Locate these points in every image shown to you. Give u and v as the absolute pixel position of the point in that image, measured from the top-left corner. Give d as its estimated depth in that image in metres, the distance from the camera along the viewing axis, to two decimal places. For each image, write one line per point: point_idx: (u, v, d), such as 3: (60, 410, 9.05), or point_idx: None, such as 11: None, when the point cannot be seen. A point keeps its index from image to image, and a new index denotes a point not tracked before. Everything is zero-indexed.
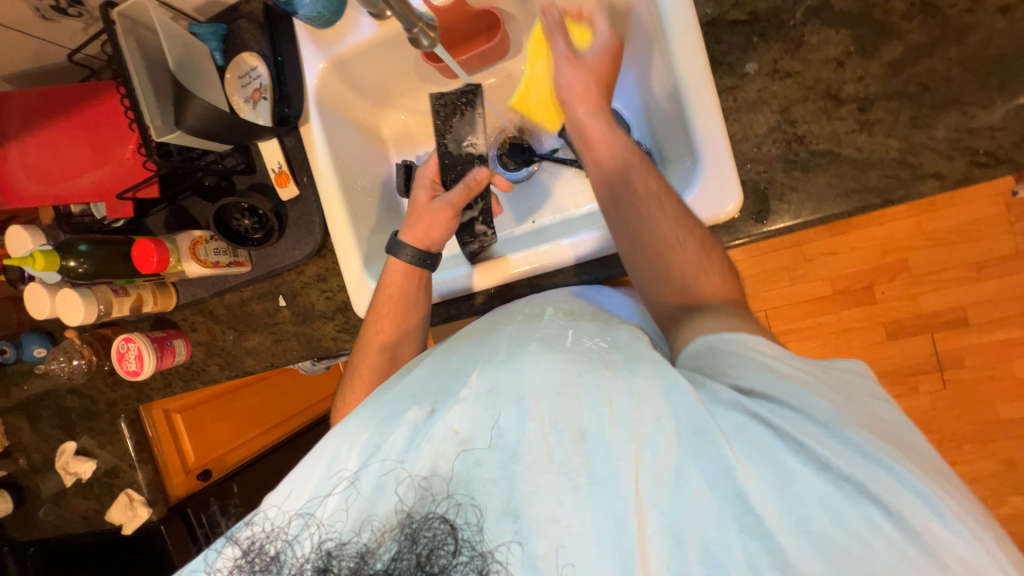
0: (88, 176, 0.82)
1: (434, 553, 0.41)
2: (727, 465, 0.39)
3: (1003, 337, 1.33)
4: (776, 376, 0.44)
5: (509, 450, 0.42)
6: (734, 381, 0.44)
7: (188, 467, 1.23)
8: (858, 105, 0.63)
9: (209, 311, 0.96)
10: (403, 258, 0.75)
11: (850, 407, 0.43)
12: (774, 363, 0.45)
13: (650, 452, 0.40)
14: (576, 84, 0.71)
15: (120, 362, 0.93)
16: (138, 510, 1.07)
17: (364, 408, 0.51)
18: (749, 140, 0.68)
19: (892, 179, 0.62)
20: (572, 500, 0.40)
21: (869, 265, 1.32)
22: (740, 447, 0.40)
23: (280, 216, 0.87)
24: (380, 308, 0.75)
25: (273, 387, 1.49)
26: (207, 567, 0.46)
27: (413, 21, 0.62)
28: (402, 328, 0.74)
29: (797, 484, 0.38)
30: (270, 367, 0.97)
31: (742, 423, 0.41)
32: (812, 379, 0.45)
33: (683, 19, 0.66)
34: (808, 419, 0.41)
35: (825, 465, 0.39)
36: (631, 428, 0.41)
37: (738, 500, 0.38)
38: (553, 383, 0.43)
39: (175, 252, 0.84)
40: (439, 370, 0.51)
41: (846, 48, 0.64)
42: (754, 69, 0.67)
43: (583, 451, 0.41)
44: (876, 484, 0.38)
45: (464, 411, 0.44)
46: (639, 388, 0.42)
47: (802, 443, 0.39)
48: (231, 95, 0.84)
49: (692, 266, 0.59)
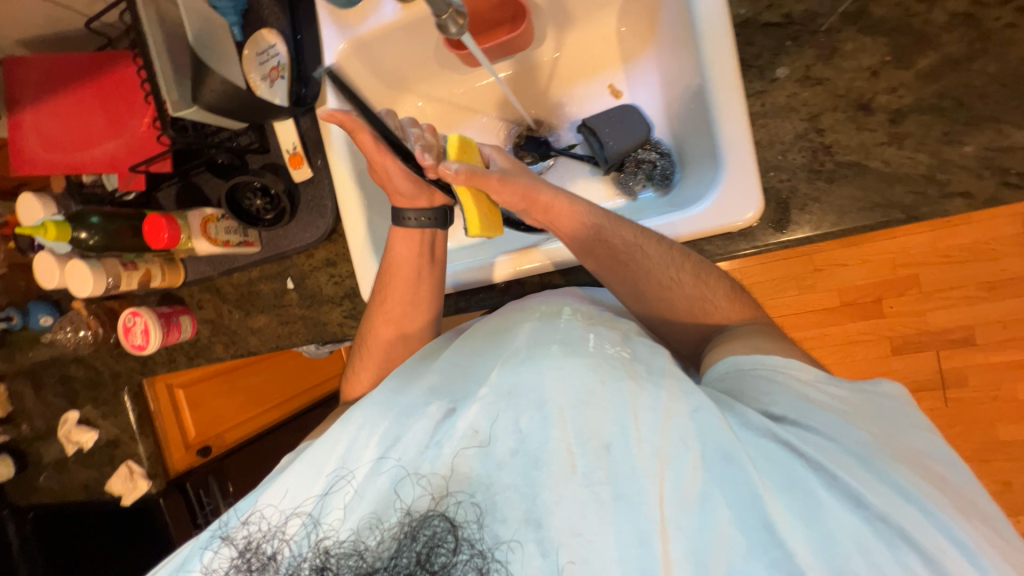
0: (102, 147, 0.81)
1: (433, 552, 0.41)
2: (756, 493, 0.39)
3: (1008, 358, 1.32)
4: (815, 406, 0.46)
5: (531, 456, 0.42)
6: (765, 408, 0.46)
7: (188, 442, 1.23)
8: (890, 117, 0.62)
9: (216, 290, 0.96)
10: (408, 223, 0.73)
11: (889, 439, 0.44)
12: (808, 391, 0.47)
13: (676, 472, 0.41)
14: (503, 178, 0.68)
15: (127, 336, 0.93)
16: (137, 482, 1.08)
17: (372, 398, 0.52)
18: (774, 147, 0.66)
19: (918, 195, 0.61)
20: (596, 514, 0.40)
21: (881, 278, 1.30)
22: (769, 475, 0.41)
23: (293, 198, 0.86)
24: (390, 279, 0.74)
25: (275, 368, 1.49)
26: (202, 567, 0.47)
27: (442, 7, 0.60)
28: (411, 310, 0.75)
29: (828, 518, 0.39)
30: (274, 349, 0.96)
31: (775, 451, 0.42)
32: (849, 411, 0.46)
33: (716, 23, 0.65)
34: (844, 449, 0.42)
35: (859, 501, 0.39)
36: (657, 445, 0.41)
37: (766, 531, 0.39)
38: (577, 391, 0.43)
39: (186, 229, 0.83)
40: (461, 369, 0.52)
41: (881, 57, 0.62)
42: (785, 74, 0.66)
43: (606, 463, 0.41)
44: (908, 522, 0.39)
45: (483, 410, 0.45)
46: (664, 404, 0.43)
47: (836, 475, 0.40)
48: (247, 72, 0.80)
49: (696, 302, 0.62)
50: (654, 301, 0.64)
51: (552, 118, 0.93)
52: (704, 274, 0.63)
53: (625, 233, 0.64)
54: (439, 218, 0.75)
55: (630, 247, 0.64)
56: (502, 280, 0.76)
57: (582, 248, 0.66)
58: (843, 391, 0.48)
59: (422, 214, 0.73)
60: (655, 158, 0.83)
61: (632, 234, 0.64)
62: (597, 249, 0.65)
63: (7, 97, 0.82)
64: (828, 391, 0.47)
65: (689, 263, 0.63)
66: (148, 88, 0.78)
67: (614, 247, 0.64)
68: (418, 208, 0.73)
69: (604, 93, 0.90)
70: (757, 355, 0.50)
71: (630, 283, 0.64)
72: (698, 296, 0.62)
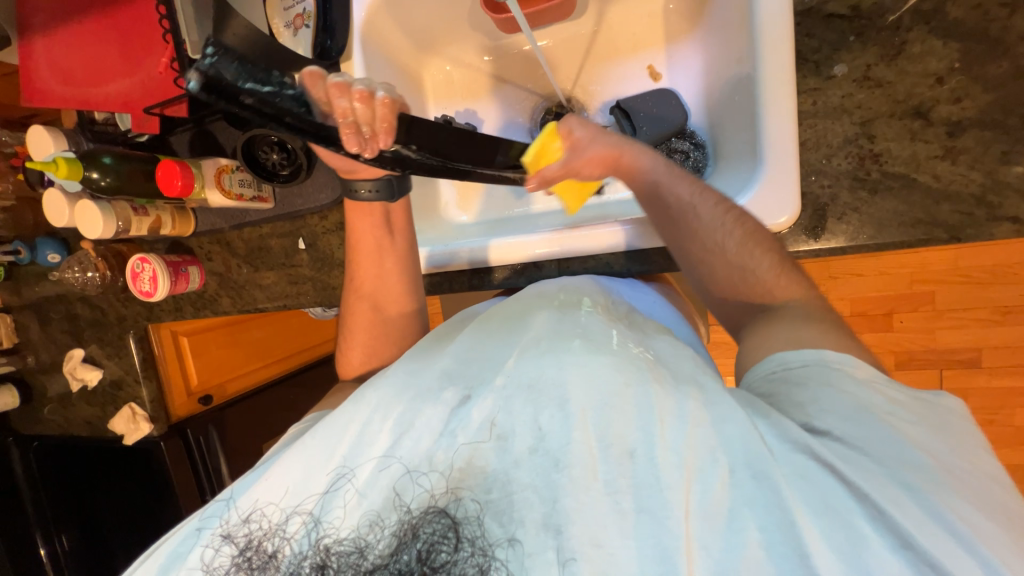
0: (115, 84, 0.78)
1: (433, 549, 0.42)
2: (789, 517, 0.39)
3: (1012, 385, 1.31)
4: (870, 416, 0.44)
5: (552, 457, 0.43)
6: (808, 422, 0.44)
7: (190, 390, 1.23)
8: (948, 129, 0.58)
9: (225, 243, 0.95)
10: (362, 194, 0.68)
11: (952, 460, 0.42)
12: (870, 399, 0.45)
13: (702, 486, 0.41)
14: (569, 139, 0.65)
15: (134, 281, 0.93)
16: (139, 424, 1.10)
17: (393, 372, 0.51)
18: (820, 149, 0.63)
19: (964, 215, 0.58)
20: (617, 526, 0.41)
21: (894, 292, 1.30)
22: (806, 497, 0.40)
23: (310, 155, 0.84)
24: (357, 257, 0.74)
25: (277, 324, 1.49)
26: (203, 565, 0.47)
27: None
28: (386, 290, 0.74)
29: (868, 553, 0.38)
30: (281, 308, 0.96)
31: (810, 468, 0.41)
32: (909, 419, 0.44)
33: (775, 14, 0.60)
34: (892, 478, 0.41)
35: (907, 541, 0.38)
36: (683, 456, 0.42)
37: (798, 558, 0.38)
38: (601, 392, 0.44)
39: (199, 178, 0.81)
40: (476, 353, 0.51)
41: (950, 63, 0.58)
42: (842, 72, 0.62)
43: (628, 471, 0.42)
44: (948, 559, 0.38)
45: (501, 404, 0.45)
46: (690, 412, 0.43)
47: (882, 509, 0.39)
48: (271, 18, 0.79)
49: (736, 272, 0.58)
50: (696, 267, 0.61)
51: (584, 96, 0.89)
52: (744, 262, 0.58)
53: (680, 191, 0.62)
54: (387, 192, 0.69)
55: (683, 204, 0.61)
56: (498, 262, 0.76)
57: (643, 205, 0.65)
58: (901, 397, 0.45)
59: (375, 185, 0.68)
60: (688, 149, 0.80)
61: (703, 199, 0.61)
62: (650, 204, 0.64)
63: (22, 23, 0.79)
64: (880, 397, 0.45)
65: (738, 229, 0.59)
66: (167, 25, 0.74)
67: (664, 205, 0.62)
68: (372, 179, 0.68)
69: (642, 74, 0.85)
70: (806, 350, 0.48)
71: (675, 240, 0.62)
72: (739, 266, 0.58)
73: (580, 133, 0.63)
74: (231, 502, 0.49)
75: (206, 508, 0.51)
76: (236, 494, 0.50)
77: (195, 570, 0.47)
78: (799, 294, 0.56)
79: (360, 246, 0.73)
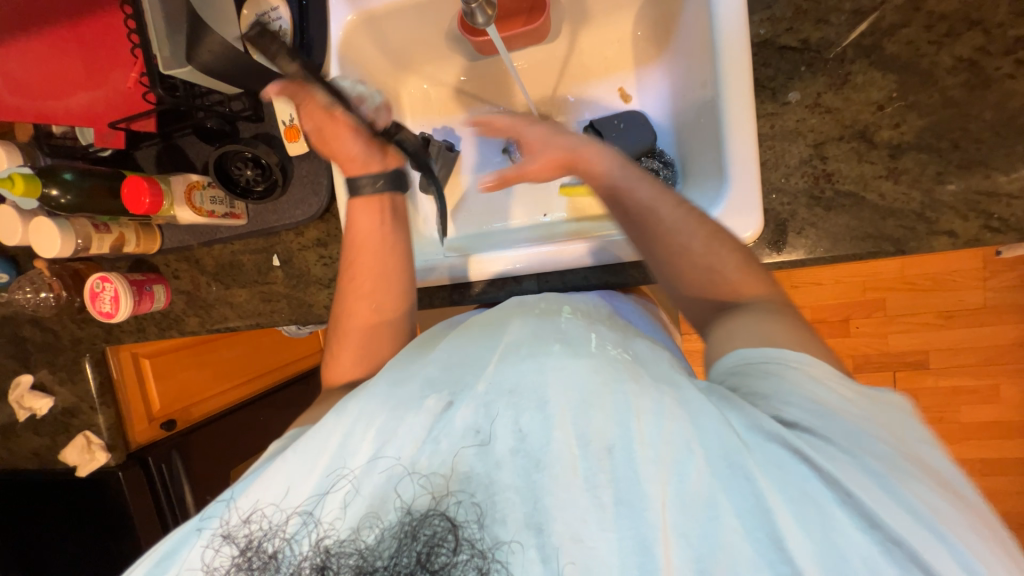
0: (75, 97, 0.75)
1: (433, 551, 0.43)
2: (762, 503, 0.41)
3: (958, 384, 1.40)
4: (828, 409, 0.45)
5: (532, 458, 0.44)
6: (777, 414, 0.45)
7: (151, 415, 1.16)
8: (890, 152, 0.64)
9: (194, 260, 0.91)
10: (364, 189, 0.73)
11: (907, 445, 0.44)
12: (821, 391, 0.46)
13: (679, 477, 0.42)
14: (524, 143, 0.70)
15: (93, 302, 0.88)
16: (94, 455, 1.04)
17: (374, 388, 0.51)
18: (778, 169, 0.68)
19: (907, 230, 0.64)
20: (596, 519, 0.42)
21: (851, 299, 1.40)
22: (779, 483, 0.41)
23: (286, 170, 0.82)
24: (357, 254, 0.73)
25: (248, 343, 1.44)
26: (205, 565, 0.48)
27: None
28: (382, 290, 0.72)
29: (839, 537, 0.39)
30: (254, 326, 0.93)
31: (788, 460, 0.42)
32: (864, 414, 0.45)
33: (736, 41, 0.65)
34: (862, 466, 0.42)
35: (874, 522, 0.40)
36: (659, 449, 0.43)
37: (774, 545, 0.39)
38: (579, 392, 0.45)
39: (168, 195, 0.79)
40: (460, 360, 0.52)
41: (889, 93, 0.64)
42: (796, 98, 0.67)
43: (608, 466, 0.43)
44: (920, 544, 0.38)
45: (479, 409, 0.46)
46: (666, 408, 0.44)
47: (850, 493, 0.41)
48: (247, 34, 0.77)
49: (705, 273, 0.59)
50: (672, 270, 0.61)
51: (559, 115, 0.92)
52: (714, 276, 0.59)
53: (639, 193, 0.63)
54: (393, 182, 0.75)
55: (642, 207, 0.62)
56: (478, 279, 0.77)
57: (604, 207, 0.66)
58: (852, 391, 0.47)
59: (377, 178, 0.74)
60: (657, 167, 0.83)
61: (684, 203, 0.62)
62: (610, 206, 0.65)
63: None
64: (837, 392, 0.46)
65: (701, 232, 0.60)
66: (137, 40, 0.73)
67: (627, 211, 0.64)
68: (375, 173, 0.74)
69: (613, 96, 0.89)
70: (769, 348, 0.49)
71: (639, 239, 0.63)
72: (705, 266, 0.60)
73: (530, 132, 0.71)
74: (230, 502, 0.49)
75: (203, 513, 0.51)
76: (236, 495, 0.50)
77: (195, 570, 0.48)
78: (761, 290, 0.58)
79: (358, 242, 0.73)
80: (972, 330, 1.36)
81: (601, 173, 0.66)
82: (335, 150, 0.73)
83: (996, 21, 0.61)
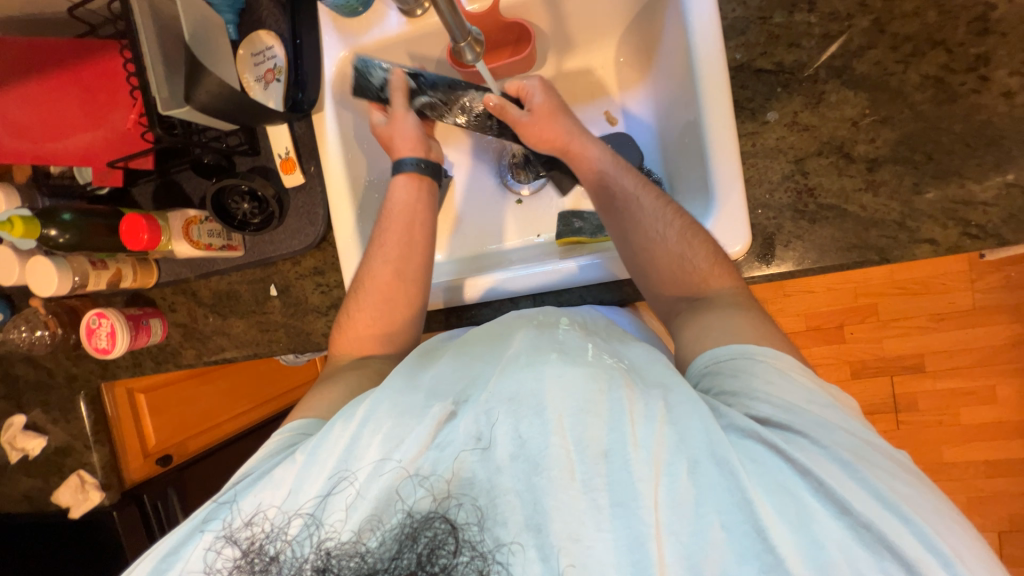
0: (75, 137, 0.76)
1: (434, 553, 0.44)
2: (745, 498, 0.41)
3: (955, 386, 1.41)
4: (792, 403, 0.48)
5: (531, 461, 0.44)
6: (749, 410, 0.47)
7: (148, 451, 1.14)
8: (867, 165, 0.67)
9: (191, 293, 0.92)
10: (408, 168, 0.79)
11: (869, 436, 0.47)
12: (784, 387, 0.49)
13: (669, 478, 0.43)
14: (543, 129, 0.76)
15: (89, 338, 0.88)
16: (88, 493, 1.01)
17: (380, 396, 0.51)
18: (762, 185, 0.70)
19: (890, 239, 0.66)
20: (594, 521, 0.42)
21: (843, 306, 1.42)
22: (757, 476, 0.43)
23: (282, 203, 0.84)
24: (388, 223, 0.76)
25: (241, 374, 1.37)
26: (206, 567, 0.48)
27: (464, 35, 0.62)
28: (407, 260, 0.75)
29: (815, 524, 0.40)
30: (252, 357, 0.93)
31: (759, 451, 0.44)
32: (826, 404, 0.48)
33: (712, 64, 0.68)
34: (829, 456, 0.43)
35: (844, 508, 0.41)
36: (652, 452, 0.43)
37: (757, 535, 0.40)
38: (576, 399, 0.45)
39: (167, 231, 0.80)
40: (463, 371, 0.53)
41: (862, 110, 0.67)
42: (774, 118, 0.70)
43: (604, 470, 0.43)
44: (885, 525, 0.40)
45: (480, 415, 0.47)
46: (657, 412, 0.45)
47: (822, 481, 0.42)
48: (242, 73, 0.80)
49: (676, 261, 0.65)
50: (645, 258, 0.66)
51: None
52: (690, 263, 0.64)
53: (625, 182, 0.72)
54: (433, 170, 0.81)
55: (627, 196, 0.70)
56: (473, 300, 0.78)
57: (598, 190, 0.73)
58: (811, 382, 0.50)
59: (420, 160, 0.80)
60: None
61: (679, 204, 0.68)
62: (600, 192, 0.73)
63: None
64: (800, 381, 0.49)
65: (677, 221, 0.66)
66: (135, 83, 0.76)
67: (612, 193, 0.72)
68: (418, 156, 0.80)
69: (600, 118, 0.92)
70: (735, 344, 0.53)
71: (617, 225, 0.70)
72: (679, 253, 0.65)
73: (539, 99, 0.77)
74: (233, 504, 0.50)
75: (201, 520, 0.51)
76: (240, 497, 0.50)
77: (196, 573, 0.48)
78: (714, 291, 0.62)
79: (394, 210, 0.77)
80: (964, 332, 1.38)
81: (591, 158, 0.75)
82: (395, 135, 0.80)
83: (958, 40, 0.64)
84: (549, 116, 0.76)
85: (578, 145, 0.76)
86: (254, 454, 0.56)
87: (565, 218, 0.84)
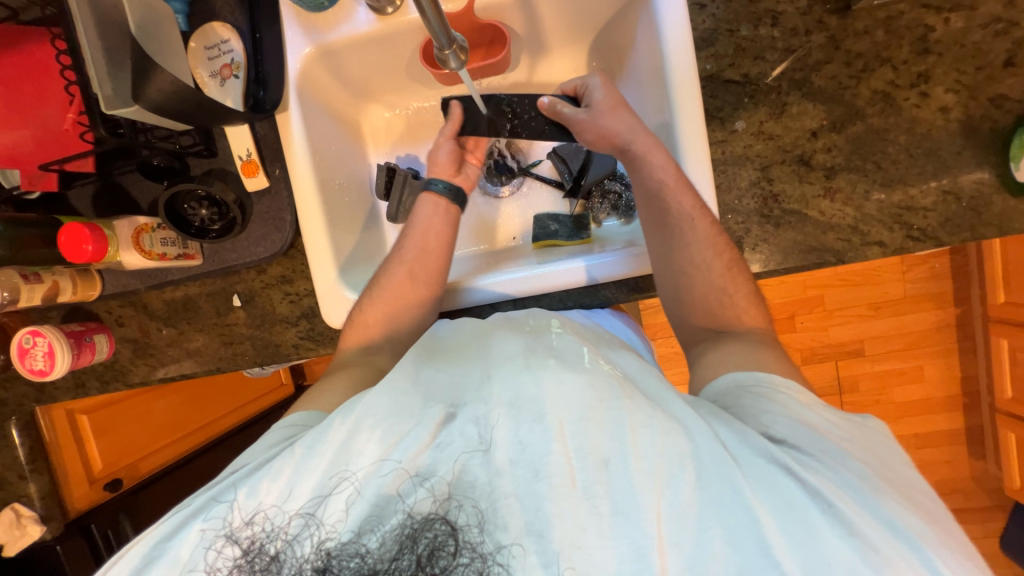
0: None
1: (434, 554, 0.43)
2: (754, 517, 0.43)
3: (891, 368, 1.54)
4: (814, 432, 0.52)
5: (532, 468, 0.44)
6: (766, 429, 0.51)
7: (93, 476, 1.05)
8: (825, 172, 0.71)
9: (142, 305, 0.85)
10: (437, 190, 0.80)
11: (882, 469, 0.50)
12: (808, 413, 0.53)
13: (672, 490, 0.44)
14: (608, 125, 0.72)
15: (22, 359, 0.79)
16: (26, 529, 0.93)
17: (374, 398, 0.50)
18: (732, 191, 0.73)
19: (845, 242, 0.71)
20: (595, 527, 0.43)
21: (794, 298, 1.52)
22: (768, 497, 0.45)
23: (244, 208, 0.79)
24: (406, 243, 0.78)
25: (200, 387, 1.29)
26: (205, 566, 0.47)
27: (449, 44, 0.61)
28: (424, 270, 0.75)
29: (823, 545, 0.42)
30: (213, 371, 0.87)
31: (771, 471, 0.46)
32: (844, 437, 0.52)
33: (685, 72, 0.70)
34: (840, 483, 0.46)
35: (854, 531, 0.43)
36: (654, 463, 0.44)
37: (762, 551, 0.42)
38: (578, 407, 0.45)
39: (113, 241, 0.74)
40: (459, 374, 0.53)
41: (821, 121, 0.71)
42: (742, 127, 0.73)
43: (605, 478, 0.44)
44: (895, 554, 0.42)
45: (484, 419, 0.47)
46: (659, 422, 0.46)
47: (831, 503, 0.44)
48: (195, 67, 0.76)
49: (715, 292, 0.69)
50: (683, 282, 0.69)
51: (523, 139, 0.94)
52: (678, 255, 0.69)
53: (684, 200, 0.68)
54: (457, 198, 0.81)
55: (681, 214, 0.68)
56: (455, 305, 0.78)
57: (657, 198, 0.69)
58: (837, 417, 0.54)
59: (450, 184, 0.81)
60: (620, 189, 0.87)
61: (670, 198, 0.69)
62: (653, 204, 0.70)
63: None
64: (821, 415, 0.53)
65: (723, 263, 0.68)
66: (71, 77, 0.69)
67: (667, 208, 0.69)
68: (447, 181, 0.81)
69: None
70: (758, 370, 0.58)
71: (662, 242, 0.70)
72: (719, 287, 0.69)
73: (600, 97, 0.75)
74: (231, 501, 0.48)
75: (198, 510, 0.49)
76: (237, 495, 0.48)
77: (192, 566, 0.47)
78: (716, 304, 0.68)
79: (415, 224, 0.79)
80: (898, 318, 1.51)
81: (657, 162, 0.69)
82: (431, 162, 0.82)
83: (902, 58, 0.69)
84: (618, 109, 0.73)
85: (642, 143, 0.70)
86: (255, 442, 0.57)
87: (541, 221, 0.86)
